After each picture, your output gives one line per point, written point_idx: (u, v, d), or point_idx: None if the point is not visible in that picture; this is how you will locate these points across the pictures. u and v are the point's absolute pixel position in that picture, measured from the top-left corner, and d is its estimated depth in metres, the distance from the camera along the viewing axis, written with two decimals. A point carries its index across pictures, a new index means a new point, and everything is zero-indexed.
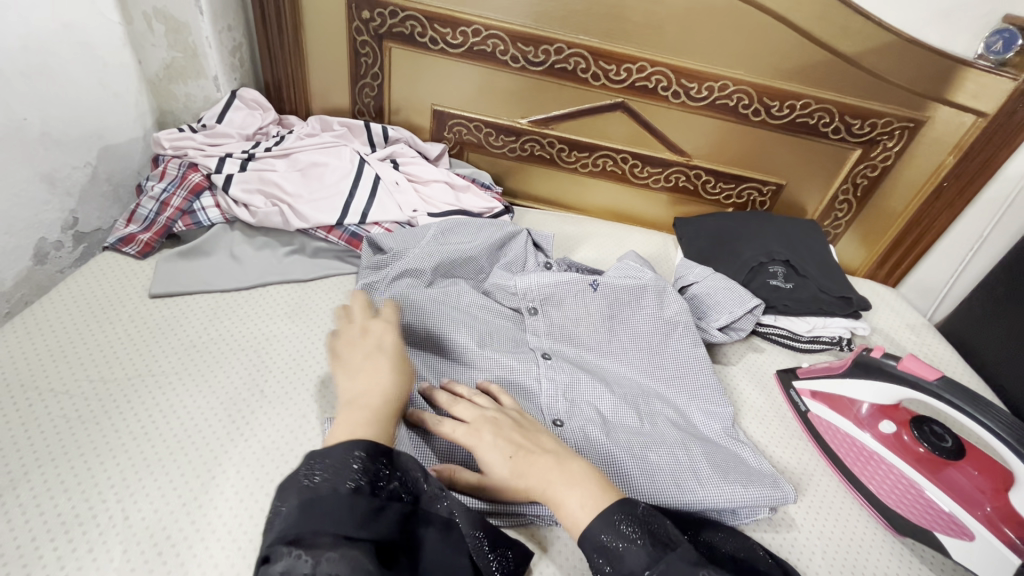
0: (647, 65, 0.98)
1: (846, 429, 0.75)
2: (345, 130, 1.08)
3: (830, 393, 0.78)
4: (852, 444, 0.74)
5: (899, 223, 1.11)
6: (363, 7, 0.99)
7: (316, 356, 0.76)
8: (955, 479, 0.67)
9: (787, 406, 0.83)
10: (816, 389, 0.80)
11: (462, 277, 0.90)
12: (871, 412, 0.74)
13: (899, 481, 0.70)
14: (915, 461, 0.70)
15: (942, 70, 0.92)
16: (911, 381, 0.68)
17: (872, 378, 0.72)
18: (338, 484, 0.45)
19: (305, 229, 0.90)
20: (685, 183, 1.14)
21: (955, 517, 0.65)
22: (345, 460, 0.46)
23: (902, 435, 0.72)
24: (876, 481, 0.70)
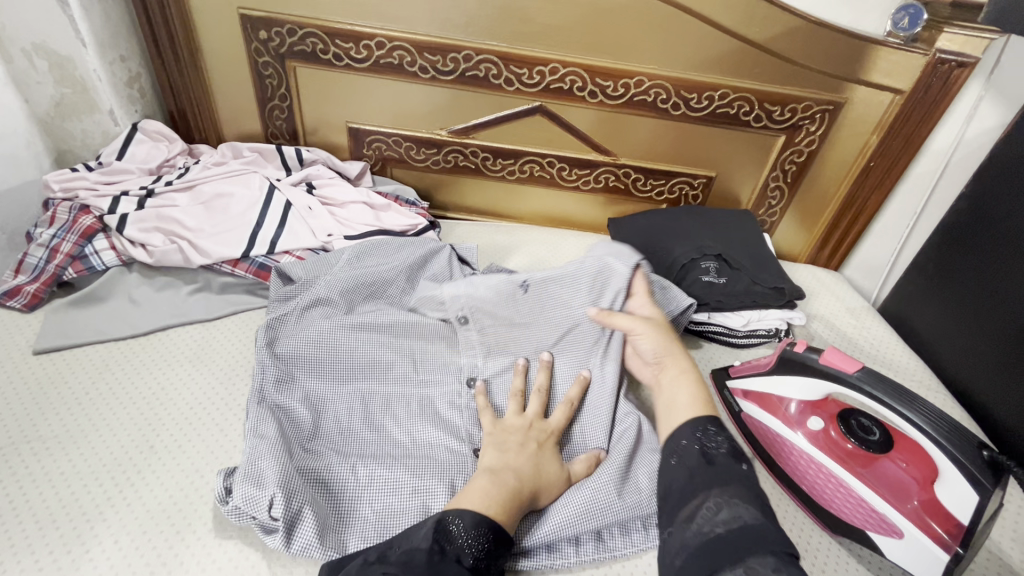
0: (559, 66, 0.95)
1: (776, 429, 0.72)
2: (256, 155, 1.03)
3: (760, 392, 0.75)
4: (783, 444, 0.72)
5: (832, 205, 1.10)
6: (259, 27, 0.95)
7: (214, 404, 0.71)
8: (886, 473, 0.65)
9: (723, 408, 0.80)
10: (747, 389, 0.77)
11: (383, 298, 0.83)
12: (799, 409, 0.72)
13: (828, 480, 0.67)
14: (842, 456, 0.67)
15: (855, 51, 0.90)
16: (832, 375, 0.66)
17: (797, 375, 0.70)
18: (463, 556, 0.52)
19: (208, 264, 0.85)
20: (615, 182, 1.11)
21: (885, 514, 0.62)
22: (478, 525, 0.54)
23: (830, 431, 0.69)
24: (808, 482, 0.69)
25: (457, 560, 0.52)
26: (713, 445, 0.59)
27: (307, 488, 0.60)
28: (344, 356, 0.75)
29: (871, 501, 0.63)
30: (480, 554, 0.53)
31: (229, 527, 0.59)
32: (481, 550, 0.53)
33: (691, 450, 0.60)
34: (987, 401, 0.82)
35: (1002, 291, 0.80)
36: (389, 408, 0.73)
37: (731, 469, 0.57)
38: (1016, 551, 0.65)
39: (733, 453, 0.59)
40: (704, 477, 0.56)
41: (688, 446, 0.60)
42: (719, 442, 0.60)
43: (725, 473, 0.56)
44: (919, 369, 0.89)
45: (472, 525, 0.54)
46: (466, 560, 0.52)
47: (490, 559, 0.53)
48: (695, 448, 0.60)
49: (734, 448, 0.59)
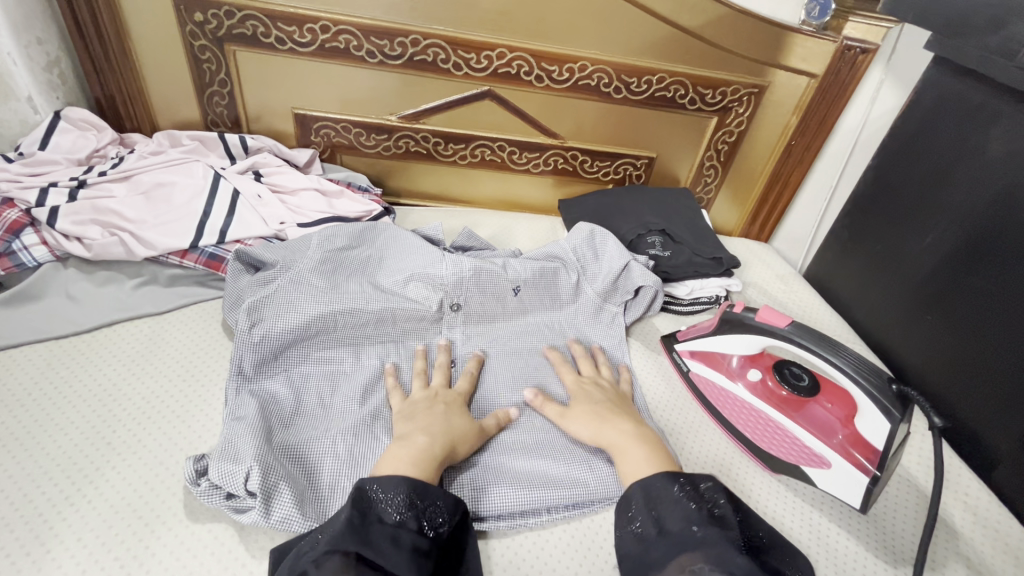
0: (506, 51, 0.98)
1: (721, 383, 0.80)
2: (197, 144, 0.99)
3: (707, 351, 0.82)
4: (727, 397, 0.79)
5: (760, 182, 1.20)
6: (194, 8, 0.91)
7: (173, 397, 0.68)
8: (814, 413, 0.73)
9: (673, 369, 0.86)
10: (693, 349, 0.84)
11: (360, 274, 0.84)
12: (739, 362, 0.80)
13: (768, 424, 0.75)
14: (778, 402, 0.76)
15: (775, 38, 0.99)
16: (768, 330, 0.73)
17: (737, 333, 0.77)
18: (384, 515, 0.51)
19: (154, 256, 0.82)
20: (564, 165, 1.16)
21: (814, 448, 0.70)
22: (389, 488, 0.53)
23: (767, 381, 0.78)
24: (749, 428, 0.76)
25: (380, 519, 0.51)
26: (663, 513, 0.54)
27: (284, 464, 0.61)
28: (315, 334, 0.75)
29: (804, 439, 0.72)
30: (405, 509, 0.52)
31: (202, 512, 0.58)
32: (404, 502, 0.52)
33: (642, 517, 0.55)
34: (893, 349, 0.93)
35: (901, 253, 0.91)
36: (372, 381, 0.74)
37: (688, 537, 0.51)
38: (921, 472, 0.75)
39: (687, 519, 0.53)
40: (659, 549, 0.52)
41: (642, 512, 0.56)
42: (670, 507, 0.54)
43: (682, 543, 0.51)
44: (839, 324, 0.99)
45: (392, 493, 0.53)
46: (389, 517, 0.51)
47: (420, 515, 0.52)
48: (648, 514, 0.55)
49: (689, 513, 0.53)
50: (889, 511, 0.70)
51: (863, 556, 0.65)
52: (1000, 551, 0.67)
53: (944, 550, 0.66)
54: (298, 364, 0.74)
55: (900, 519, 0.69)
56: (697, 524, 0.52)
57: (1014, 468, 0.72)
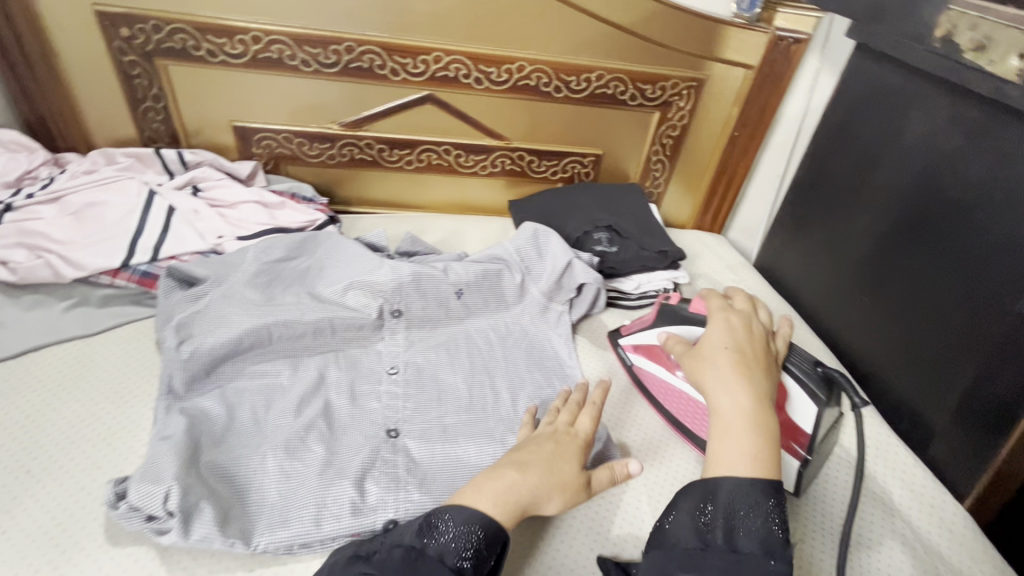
0: (442, 54, 0.98)
1: (661, 375, 0.79)
2: (132, 161, 0.97)
3: (648, 345, 0.82)
4: (670, 390, 0.78)
5: (708, 175, 1.21)
6: (120, 24, 0.90)
7: (100, 419, 0.67)
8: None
9: (619, 363, 0.87)
10: (637, 342, 0.83)
11: (295, 285, 0.83)
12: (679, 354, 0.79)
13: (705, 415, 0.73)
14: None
15: (707, 31, 1.00)
16: (698, 319, 0.75)
17: (672, 322, 0.78)
18: (451, 555, 0.50)
19: (84, 277, 0.80)
20: (512, 165, 1.15)
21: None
22: (469, 530, 0.52)
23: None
24: (689, 418, 0.75)
25: (440, 558, 0.50)
26: (743, 524, 0.52)
27: (211, 483, 0.60)
28: (246, 348, 0.74)
29: None
30: (468, 555, 0.51)
31: (123, 535, 0.57)
32: (470, 549, 0.51)
33: (716, 519, 0.53)
34: (836, 332, 0.94)
35: (839, 236, 0.92)
36: (309, 392, 0.73)
37: (758, 564, 0.50)
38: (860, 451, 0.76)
39: (765, 543, 0.51)
40: (716, 559, 0.51)
41: (716, 511, 0.54)
42: (754, 523, 0.52)
43: (749, 566, 0.50)
44: (786, 310, 1.01)
45: (465, 533, 0.52)
46: (449, 559, 0.50)
47: (477, 564, 0.51)
48: (723, 522, 0.53)
49: (769, 535, 0.52)
50: (826, 491, 0.70)
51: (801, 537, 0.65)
52: (936, 525, 0.69)
53: (876, 524, 0.68)
54: (230, 379, 0.73)
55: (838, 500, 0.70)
56: (775, 557, 0.50)
57: (946, 441, 0.74)
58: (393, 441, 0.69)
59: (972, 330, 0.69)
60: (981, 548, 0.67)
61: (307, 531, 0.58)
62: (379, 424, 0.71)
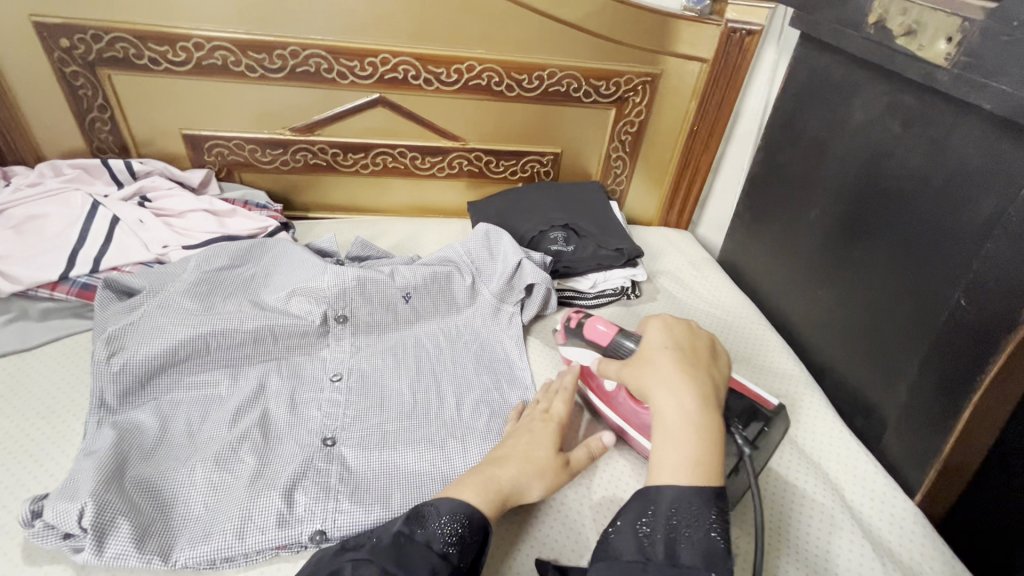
0: (389, 56, 0.97)
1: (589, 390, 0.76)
2: (79, 172, 0.96)
3: (579, 360, 0.79)
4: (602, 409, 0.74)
5: (670, 170, 1.19)
6: (59, 35, 0.89)
7: (24, 437, 0.66)
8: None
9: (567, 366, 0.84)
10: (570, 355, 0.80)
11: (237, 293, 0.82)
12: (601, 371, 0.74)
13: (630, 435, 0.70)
14: (636, 413, 0.68)
15: (657, 25, 0.99)
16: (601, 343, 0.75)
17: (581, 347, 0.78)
18: (438, 543, 0.51)
19: (21, 291, 0.79)
20: (470, 167, 1.14)
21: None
22: (454, 520, 0.53)
23: (625, 390, 0.70)
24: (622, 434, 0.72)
25: (427, 544, 0.51)
26: (682, 537, 0.51)
27: (137, 497, 0.59)
28: (181, 359, 0.72)
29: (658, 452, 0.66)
30: (453, 542, 0.52)
31: (40, 554, 0.56)
32: (453, 535, 0.52)
33: (657, 532, 0.52)
34: (795, 326, 0.92)
35: (795, 228, 0.91)
36: (247, 402, 0.72)
37: None
38: (814, 451, 0.75)
39: (705, 555, 0.50)
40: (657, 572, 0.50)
41: (657, 521, 0.52)
42: (695, 534, 0.51)
43: None
44: (745, 306, 0.99)
45: (447, 520, 0.53)
46: (436, 544, 0.51)
47: (464, 550, 0.52)
48: (663, 533, 0.51)
49: (711, 548, 0.50)
50: (777, 497, 0.68)
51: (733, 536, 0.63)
52: (887, 522, 0.67)
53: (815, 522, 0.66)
54: (165, 391, 0.72)
55: (779, 499, 0.68)
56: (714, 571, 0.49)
57: (897, 436, 0.72)
58: (329, 451, 0.68)
59: (915, 320, 0.68)
60: (932, 547, 0.65)
61: (231, 545, 0.57)
62: (318, 432, 0.70)
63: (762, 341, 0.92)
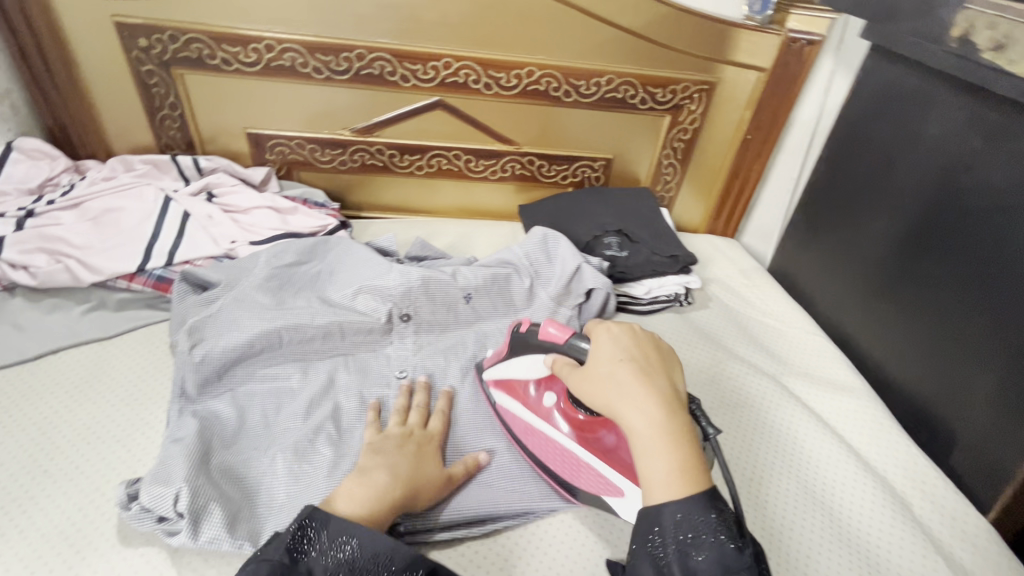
0: (452, 60, 0.99)
1: (521, 414, 0.71)
2: (149, 168, 1.00)
3: (507, 379, 0.73)
4: (531, 430, 0.69)
5: (720, 178, 1.19)
6: (137, 34, 0.92)
7: (111, 421, 0.68)
8: (603, 438, 0.64)
9: (485, 400, 0.76)
10: (496, 378, 0.74)
11: (306, 288, 0.84)
12: (539, 386, 0.70)
13: (570, 459, 0.66)
14: (574, 430, 0.66)
15: (719, 35, 1.00)
16: (550, 348, 0.67)
17: (525, 354, 0.70)
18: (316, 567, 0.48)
19: (102, 281, 0.82)
20: (521, 170, 1.15)
21: (607, 476, 0.63)
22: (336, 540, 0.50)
23: (563, 403, 0.68)
24: (556, 463, 0.67)
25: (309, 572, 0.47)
26: (693, 548, 0.48)
27: (221, 484, 0.61)
28: (255, 352, 0.74)
29: (600, 469, 0.64)
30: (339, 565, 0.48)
31: (135, 536, 0.58)
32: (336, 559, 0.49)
33: (668, 550, 0.49)
34: (854, 340, 0.92)
35: (856, 241, 0.90)
36: (319, 396, 0.73)
37: None
38: (884, 465, 0.76)
39: (721, 566, 0.47)
40: None
41: (664, 542, 0.49)
42: (705, 544, 0.48)
43: None
44: (800, 317, 0.99)
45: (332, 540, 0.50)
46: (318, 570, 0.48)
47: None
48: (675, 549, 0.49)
49: (723, 553, 0.48)
50: (825, 506, 0.70)
51: (817, 564, 0.64)
52: (955, 534, 0.68)
53: (898, 547, 0.66)
54: (242, 382, 0.74)
55: (829, 508, 0.70)
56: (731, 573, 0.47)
57: (967, 452, 0.72)
58: None
59: (990, 336, 0.68)
60: (994, 549, 0.66)
61: None
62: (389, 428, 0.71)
63: (820, 354, 0.92)
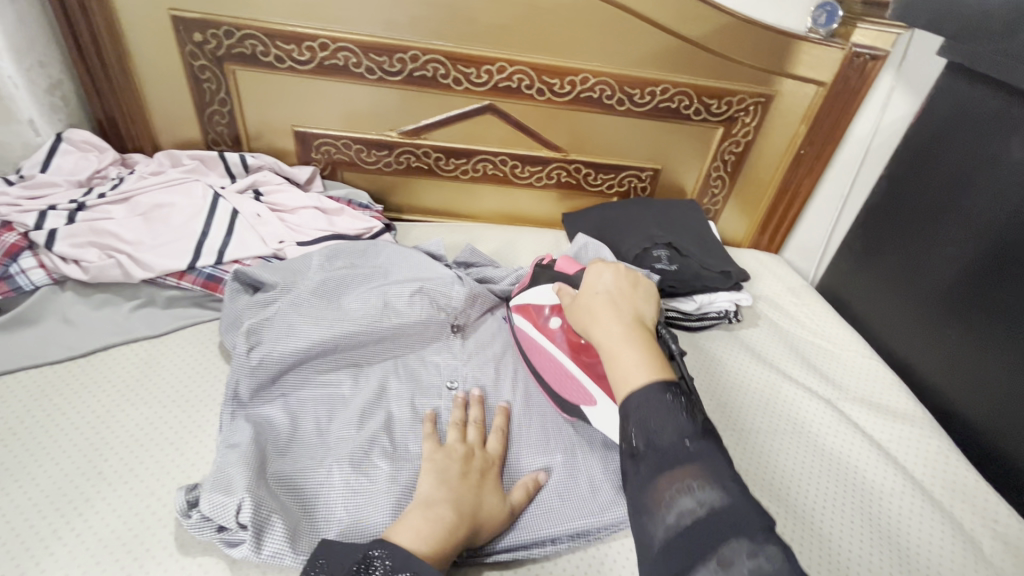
0: (506, 65, 0.97)
1: (531, 333, 0.79)
2: (196, 163, 0.98)
3: (525, 305, 0.82)
4: (537, 349, 0.78)
5: (769, 192, 1.17)
6: (193, 29, 0.91)
7: (165, 423, 0.67)
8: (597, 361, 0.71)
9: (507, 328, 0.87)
10: (519, 304, 0.83)
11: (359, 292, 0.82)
12: (549, 311, 0.79)
13: (560, 373, 0.74)
14: (571, 348, 0.74)
15: (781, 47, 0.97)
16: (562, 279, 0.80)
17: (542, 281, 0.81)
18: None
19: (151, 278, 0.81)
20: (567, 178, 1.14)
21: (587, 388, 0.70)
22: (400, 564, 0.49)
23: (568, 329, 0.76)
24: (548, 376, 0.75)
25: None
26: (656, 424, 0.50)
27: (279, 494, 0.59)
28: (310, 357, 0.73)
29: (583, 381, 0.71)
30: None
31: (193, 545, 0.56)
32: None
33: (635, 434, 0.51)
34: (915, 366, 0.89)
35: (921, 264, 0.87)
36: (373, 405, 0.71)
37: (677, 452, 0.48)
38: (944, 496, 0.73)
39: (679, 432, 0.49)
40: (652, 466, 0.48)
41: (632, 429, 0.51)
42: (663, 417, 0.50)
43: (673, 456, 0.48)
44: (853, 339, 0.97)
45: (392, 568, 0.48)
46: None
47: None
48: (640, 430, 0.50)
49: (679, 423, 0.49)
50: (846, 501, 0.71)
51: (838, 553, 0.64)
52: None
53: (926, 544, 0.67)
54: (295, 389, 0.72)
55: (850, 502, 0.71)
56: (690, 438, 0.48)
57: None
58: None
59: None
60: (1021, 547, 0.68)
61: None
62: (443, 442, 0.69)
63: (875, 379, 0.89)
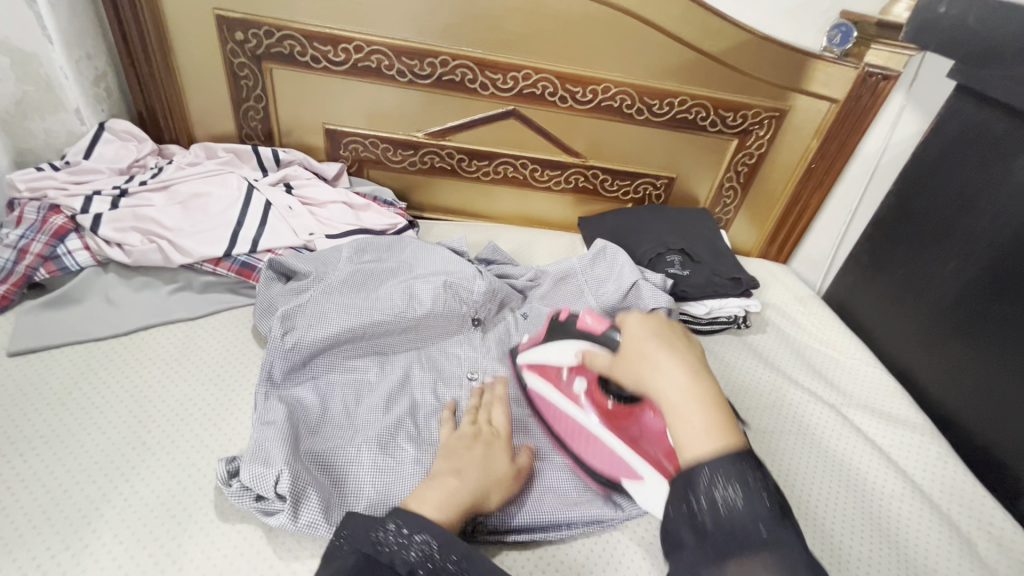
0: (532, 72, 1.01)
1: (552, 396, 0.74)
2: (231, 156, 1.03)
3: (541, 364, 0.76)
4: (562, 413, 0.73)
5: (779, 204, 1.20)
6: (235, 28, 0.96)
7: (204, 400, 0.71)
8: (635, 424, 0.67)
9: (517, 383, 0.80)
10: (532, 362, 0.77)
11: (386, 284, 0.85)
12: (569, 371, 0.73)
13: (598, 446, 0.69)
14: (603, 416, 0.69)
15: (797, 64, 1.01)
16: (586, 336, 0.70)
17: (561, 335, 0.74)
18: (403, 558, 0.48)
19: (189, 263, 0.85)
20: (584, 183, 1.17)
21: (626, 459, 0.66)
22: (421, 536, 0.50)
23: (592, 390, 0.71)
24: (585, 451, 0.70)
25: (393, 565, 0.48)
26: (727, 497, 0.42)
27: (312, 469, 0.63)
28: (338, 343, 0.76)
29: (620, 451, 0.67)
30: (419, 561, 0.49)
31: (232, 513, 0.60)
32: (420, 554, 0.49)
33: (701, 505, 0.43)
34: (918, 376, 0.92)
35: (926, 277, 0.91)
36: (397, 390, 0.75)
37: (751, 539, 0.40)
38: (946, 500, 0.76)
39: (752, 517, 0.41)
40: (717, 545, 0.41)
41: (698, 498, 0.43)
42: (738, 494, 0.42)
43: (744, 540, 0.40)
44: (858, 348, 1.00)
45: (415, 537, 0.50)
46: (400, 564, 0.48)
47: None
48: (708, 503, 0.42)
49: (756, 503, 0.42)
50: (863, 509, 0.73)
51: (856, 558, 0.67)
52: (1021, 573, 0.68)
53: (943, 558, 0.68)
54: (325, 372, 0.76)
55: (867, 509, 0.73)
56: (766, 524, 0.41)
57: None
58: None
59: None
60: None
61: None
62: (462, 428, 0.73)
63: (879, 386, 0.92)
